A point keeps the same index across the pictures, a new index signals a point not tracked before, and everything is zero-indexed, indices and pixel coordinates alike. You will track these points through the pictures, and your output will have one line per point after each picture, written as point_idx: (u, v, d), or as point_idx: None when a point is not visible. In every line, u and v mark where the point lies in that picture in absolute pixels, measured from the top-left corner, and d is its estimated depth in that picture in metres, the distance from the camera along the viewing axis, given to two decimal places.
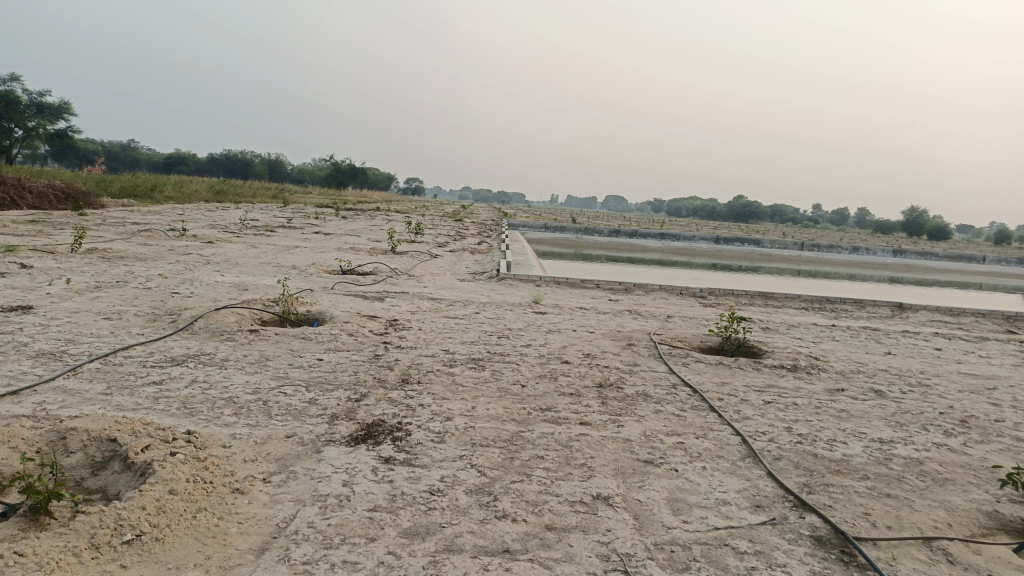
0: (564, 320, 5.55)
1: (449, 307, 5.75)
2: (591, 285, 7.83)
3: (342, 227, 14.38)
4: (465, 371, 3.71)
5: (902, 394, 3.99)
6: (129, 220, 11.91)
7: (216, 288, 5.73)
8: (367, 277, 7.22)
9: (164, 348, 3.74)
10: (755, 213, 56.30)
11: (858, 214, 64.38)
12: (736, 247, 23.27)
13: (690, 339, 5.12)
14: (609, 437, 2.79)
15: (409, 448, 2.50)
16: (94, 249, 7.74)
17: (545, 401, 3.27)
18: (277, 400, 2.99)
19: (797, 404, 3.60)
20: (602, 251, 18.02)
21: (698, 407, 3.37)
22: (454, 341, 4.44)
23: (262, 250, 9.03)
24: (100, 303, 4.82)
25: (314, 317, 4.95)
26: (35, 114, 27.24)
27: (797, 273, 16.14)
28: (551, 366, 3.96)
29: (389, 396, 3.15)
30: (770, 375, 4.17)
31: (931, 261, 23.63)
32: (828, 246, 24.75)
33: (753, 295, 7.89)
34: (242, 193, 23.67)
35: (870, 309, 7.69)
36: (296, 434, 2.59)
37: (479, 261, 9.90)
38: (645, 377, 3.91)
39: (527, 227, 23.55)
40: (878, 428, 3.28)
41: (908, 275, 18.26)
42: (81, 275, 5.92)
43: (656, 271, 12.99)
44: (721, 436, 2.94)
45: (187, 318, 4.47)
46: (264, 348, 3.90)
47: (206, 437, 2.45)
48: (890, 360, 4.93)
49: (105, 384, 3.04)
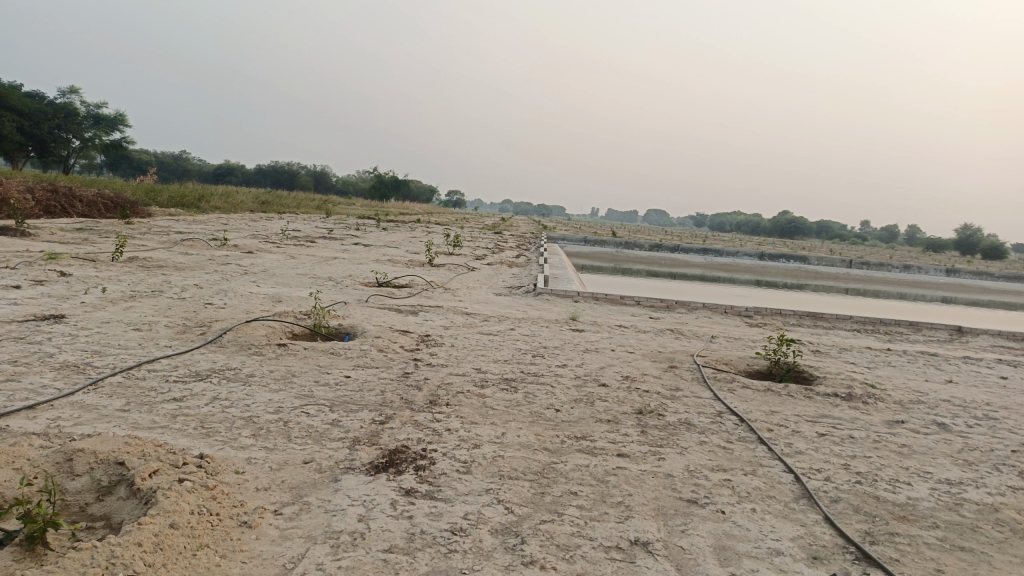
0: (603, 338, 5.34)
1: (484, 322, 5.59)
2: (632, 302, 7.60)
3: (381, 239, 14.36)
4: (497, 393, 3.53)
5: (969, 428, 3.68)
6: (174, 229, 12.07)
7: (250, 299, 5.67)
8: (402, 290, 7.12)
9: (189, 362, 3.65)
10: (801, 229, 55.27)
11: (909, 231, 62.75)
12: (781, 263, 22.77)
13: (735, 362, 4.87)
14: (648, 472, 2.58)
15: (432, 479, 2.34)
16: (135, 258, 7.79)
17: (580, 428, 3.07)
18: (298, 421, 2.85)
19: (853, 437, 3.34)
20: (642, 266, 17.75)
21: (745, 439, 3.13)
22: (487, 359, 4.27)
23: (300, 261, 9.02)
24: (134, 313, 4.79)
25: (345, 331, 4.84)
26: (92, 125, 28.10)
27: (845, 291, 15.65)
28: (588, 390, 3.75)
29: (416, 418, 2.99)
30: (823, 405, 3.90)
31: (988, 281, 22.72)
32: (877, 264, 24.00)
33: (802, 315, 7.57)
34: (287, 204, 23.96)
35: (927, 332, 7.29)
36: (315, 459, 2.44)
37: (517, 275, 9.73)
38: (688, 403, 3.68)
39: (567, 240, 23.34)
40: (945, 467, 3.00)
41: (963, 296, 17.57)
42: (118, 284, 5.92)
43: (699, 287, 12.69)
44: (772, 474, 2.71)
45: (217, 330, 4.39)
46: (291, 364, 3.78)
47: (220, 462, 2.32)
48: (953, 390, 4.60)
49: (125, 399, 2.94)
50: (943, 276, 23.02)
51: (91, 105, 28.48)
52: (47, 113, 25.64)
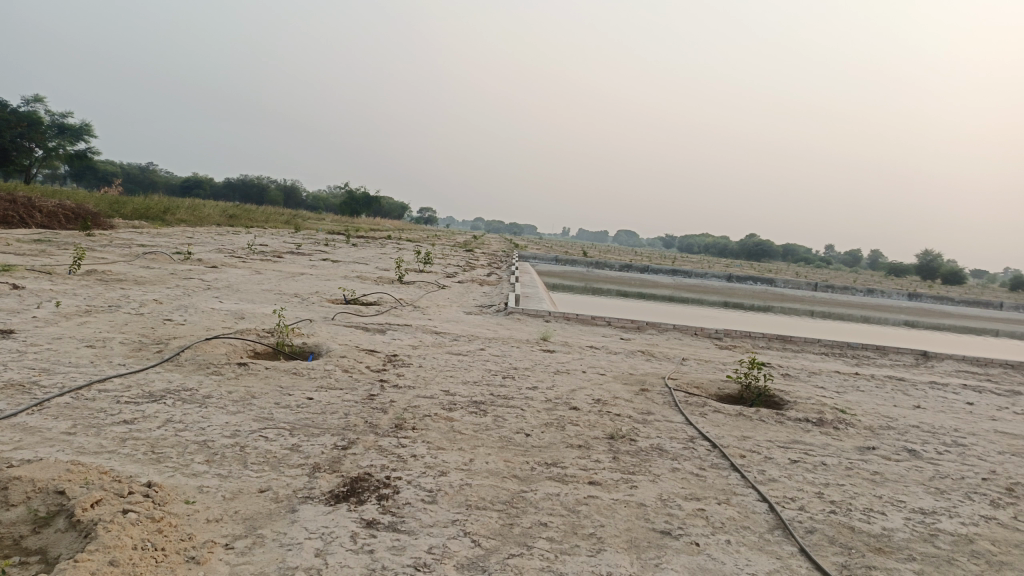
0: (574, 360, 5.27)
1: (453, 342, 5.49)
2: (603, 322, 7.56)
3: (351, 255, 14.20)
4: (466, 417, 3.42)
5: (939, 455, 3.67)
6: (136, 241, 11.77)
7: (212, 315, 5.49)
8: (370, 307, 6.98)
9: (143, 382, 3.49)
10: (768, 252, 56.15)
11: (872, 255, 64.11)
12: (749, 285, 23.02)
13: (707, 386, 4.82)
14: (620, 501, 2.50)
15: (395, 509, 2.23)
16: (93, 271, 7.55)
17: (550, 454, 2.98)
18: (255, 446, 2.72)
19: (826, 464, 3.30)
20: (612, 286, 17.78)
21: (718, 465, 3.07)
22: (456, 381, 4.17)
23: (266, 277, 8.84)
24: (88, 329, 4.60)
25: (309, 350, 4.70)
26: (56, 134, 27.48)
27: (810, 314, 15.85)
28: (558, 413, 3.67)
29: (380, 443, 2.88)
30: (795, 430, 3.86)
31: (948, 305, 23.21)
32: (842, 287, 24.38)
33: (771, 338, 7.59)
34: (255, 218, 23.61)
35: (893, 357, 7.36)
36: (271, 488, 2.32)
37: (488, 294, 9.65)
38: (660, 428, 3.61)
39: (538, 259, 23.33)
40: (918, 496, 2.97)
41: (925, 320, 17.92)
42: (73, 298, 5.70)
43: (668, 308, 12.74)
44: (746, 502, 2.64)
45: (174, 348, 4.23)
46: (251, 384, 3.64)
47: (169, 491, 2.18)
48: (921, 415, 4.60)
49: (70, 422, 2.78)
50: (905, 301, 23.46)
51: (57, 115, 27.91)
52: (10, 121, 25.06)
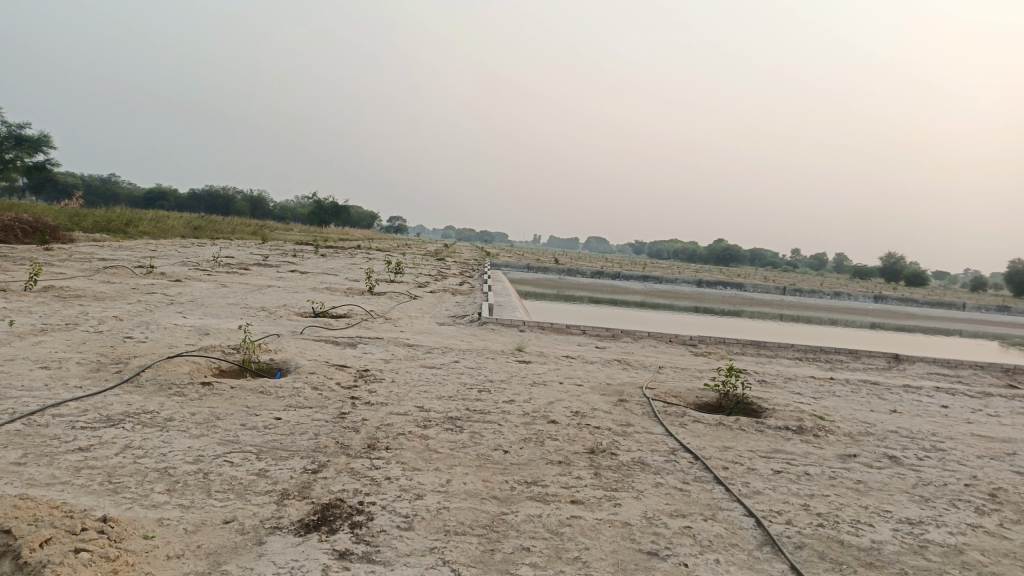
0: (550, 370, 5.18)
1: (426, 355, 5.37)
2: (577, 330, 7.49)
3: (320, 266, 13.99)
4: (441, 434, 3.30)
5: (919, 461, 3.65)
6: (97, 256, 11.44)
7: (175, 332, 5.30)
8: (340, 320, 6.83)
9: (101, 406, 3.31)
10: (736, 256, 56.86)
11: (837, 259, 65.21)
12: (718, 289, 23.22)
13: (684, 394, 4.76)
14: (605, 521, 2.41)
15: (369, 538, 2.11)
16: (51, 287, 7.29)
17: (530, 472, 2.89)
18: (220, 472, 2.58)
19: (808, 474, 3.25)
20: (584, 293, 17.77)
21: (701, 479, 3.00)
22: (429, 396, 4.05)
23: (233, 290, 8.62)
24: (42, 349, 4.39)
25: (276, 367, 4.55)
26: (13, 146, 26.76)
27: (780, 318, 15.96)
28: (537, 428, 3.57)
29: (352, 466, 2.75)
30: (775, 439, 3.81)
31: (912, 307, 23.62)
32: (809, 290, 24.70)
33: (745, 344, 7.59)
34: (221, 230, 23.21)
35: (865, 360, 7.40)
36: (237, 519, 2.18)
37: (461, 303, 9.54)
38: (640, 440, 3.53)
39: (509, 266, 23.26)
40: (903, 505, 2.93)
41: (891, 322, 18.20)
42: (28, 316, 5.47)
43: (640, 314, 12.73)
44: (733, 518, 2.57)
45: (135, 368, 4.05)
46: (216, 405, 3.49)
47: (127, 525, 2.04)
48: (898, 420, 4.59)
49: (20, 451, 2.61)
50: (872, 303, 23.83)
51: (14, 126, 27.18)
52: None
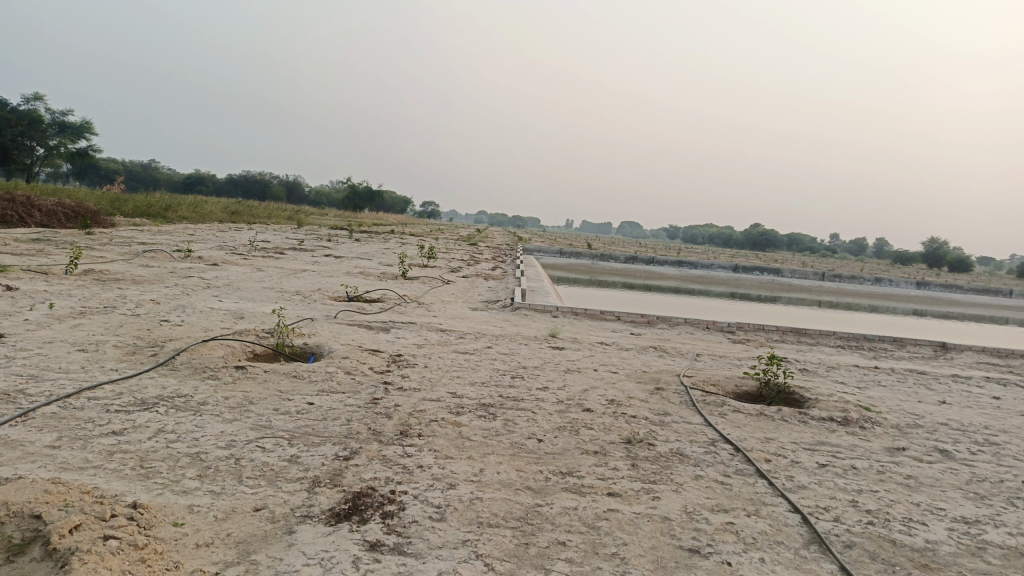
0: (584, 357, 5.08)
1: (459, 340, 5.31)
2: (612, 316, 7.38)
3: (354, 251, 14.07)
4: (474, 422, 3.24)
5: (973, 456, 3.49)
6: (137, 240, 11.61)
7: (210, 315, 5.33)
8: (373, 304, 6.81)
9: (137, 389, 3.32)
10: (772, 241, 55.99)
11: (877, 244, 63.76)
12: (755, 275, 22.83)
13: (723, 383, 4.64)
14: (643, 515, 2.32)
15: (401, 529, 2.06)
16: (90, 270, 7.40)
17: (565, 462, 2.81)
18: (251, 458, 2.55)
19: (856, 468, 3.12)
20: (618, 278, 17.58)
21: (743, 472, 2.89)
22: (463, 382, 3.99)
23: (268, 274, 8.67)
24: (80, 332, 4.43)
25: (310, 352, 4.53)
26: (57, 132, 27.30)
27: (819, 304, 15.62)
28: (572, 416, 3.49)
29: (384, 453, 2.70)
30: (820, 431, 3.68)
31: (957, 294, 22.95)
32: (849, 276, 24.15)
33: (785, 331, 7.40)
34: (256, 214, 23.44)
35: (911, 349, 7.17)
36: (267, 507, 2.15)
37: (494, 288, 9.49)
38: (678, 431, 3.43)
39: (542, 251, 23.15)
40: (957, 502, 2.79)
41: (934, 308, 17.72)
42: (68, 299, 5.54)
43: (675, 300, 12.55)
44: (778, 514, 2.46)
45: (170, 351, 4.06)
46: (249, 389, 3.47)
47: (157, 512, 2.01)
48: (948, 412, 4.41)
49: (55, 434, 2.61)
50: (914, 289, 23.21)
51: (57, 113, 27.69)
52: (10, 120, 24.88)
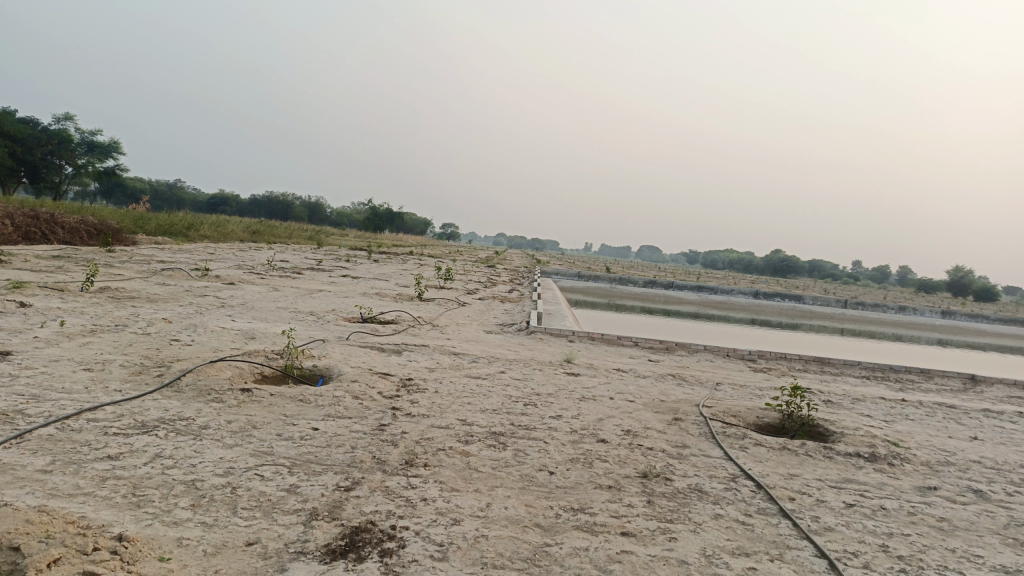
0: (599, 384, 4.94)
1: (472, 364, 5.20)
2: (629, 342, 7.23)
3: (372, 271, 14.03)
4: (483, 452, 3.12)
5: (1010, 497, 3.30)
6: (156, 258, 11.66)
7: (221, 335, 5.26)
8: (387, 326, 6.72)
9: (138, 411, 3.24)
10: (793, 267, 55.48)
11: (901, 271, 62.93)
12: (776, 301, 22.53)
13: (744, 414, 4.47)
14: (659, 559, 2.18)
15: (399, 569, 1.94)
16: (106, 288, 7.39)
17: (577, 498, 2.67)
18: (249, 488, 2.44)
19: (885, 509, 2.95)
20: (636, 302, 17.41)
21: (765, 511, 2.74)
22: (473, 409, 3.87)
23: (283, 294, 8.63)
24: (88, 350, 4.38)
25: (319, 374, 4.44)
26: (86, 151, 27.74)
27: (842, 332, 15.31)
28: (585, 447, 3.36)
29: (387, 484, 2.59)
30: (846, 467, 3.51)
31: (983, 324, 22.49)
32: (872, 304, 23.74)
33: (808, 360, 7.21)
34: (276, 233, 23.56)
35: (939, 381, 6.94)
36: (260, 541, 2.03)
37: (510, 311, 9.39)
38: (697, 465, 3.28)
39: (560, 274, 23.03)
40: (995, 549, 2.61)
41: (960, 338, 17.33)
42: (80, 316, 5.50)
43: (695, 326, 12.33)
44: (803, 559, 2.31)
45: (176, 372, 3.99)
46: (253, 413, 3.37)
47: (143, 545, 1.91)
48: (981, 449, 4.22)
49: (49, 458, 2.53)
50: (939, 319, 22.79)
51: (86, 132, 28.14)
52: (40, 138, 25.31)
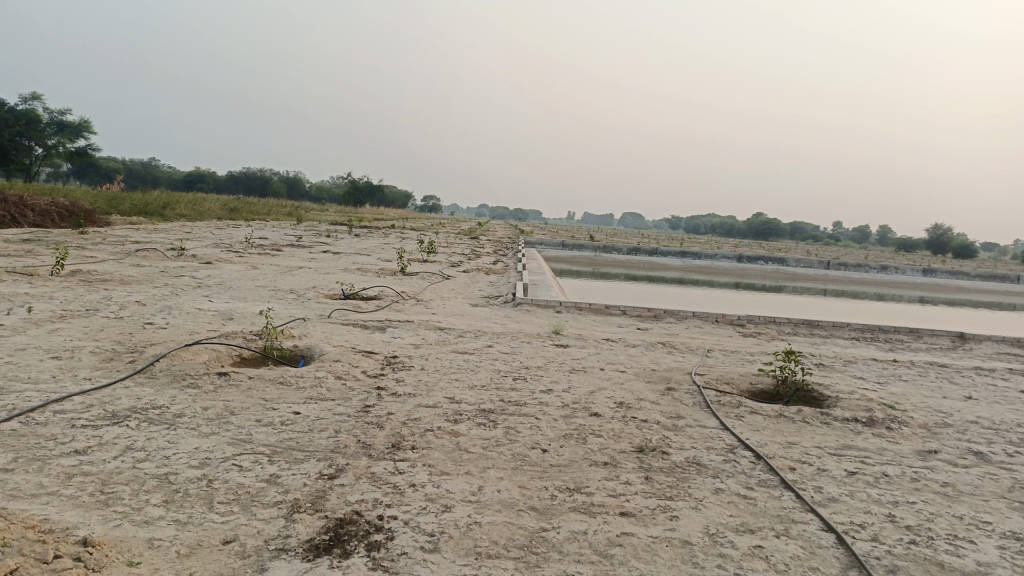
0: (589, 355, 4.83)
1: (458, 339, 5.06)
2: (617, 310, 7.13)
3: (354, 246, 13.80)
4: (473, 431, 3.00)
5: (1010, 458, 3.24)
6: (131, 239, 11.34)
7: (197, 317, 5.08)
8: (370, 303, 6.57)
9: (108, 400, 3.08)
10: (775, 230, 55.69)
11: (880, 231, 63.45)
12: (760, 265, 22.55)
13: (737, 381, 4.39)
14: (661, 540, 2.07)
15: (388, 564, 1.82)
16: (78, 271, 7.14)
17: (573, 476, 2.56)
18: (226, 480, 2.30)
19: (888, 476, 2.87)
20: (621, 270, 17.30)
21: (766, 483, 2.65)
22: (461, 386, 3.74)
23: (262, 272, 8.41)
24: (57, 337, 4.19)
25: (300, 355, 4.29)
26: (55, 132, 26.98)
27: (827, 293, 15.32)
28: (578, 422, 3.25)
29: (372, 470, 2.46)
30: (845, 433, 3.43)
31: (963, 280, 22.67)
32: (855, 264, 23.82)
33: (797, 323, 7.14)
34: (255, 210, 23.18)
35: (928, 340, 6.91)
36: (237, 539, 1.90)
37: (495, 283, 9.25)
38: (693, 436, 3.18)
39: (544, 244, 22.85)
40: (1003, 514, 2.54)
41: (942, 296, 17.42)
42: (49, 302, 5.28)
43: (680, 292, 12.23)
44: (809, 534, 2.21)
45: (150, 357, 3.82)
46: (231, 398, 3.23)
47: (110, 549, 1.77)
48: (977, 409, 4.16)
49: (10, 455, 2.37)
50: (921, 277, 22.92)
51: (55, 111, 27.40)
52: (7, 119, 24.55)
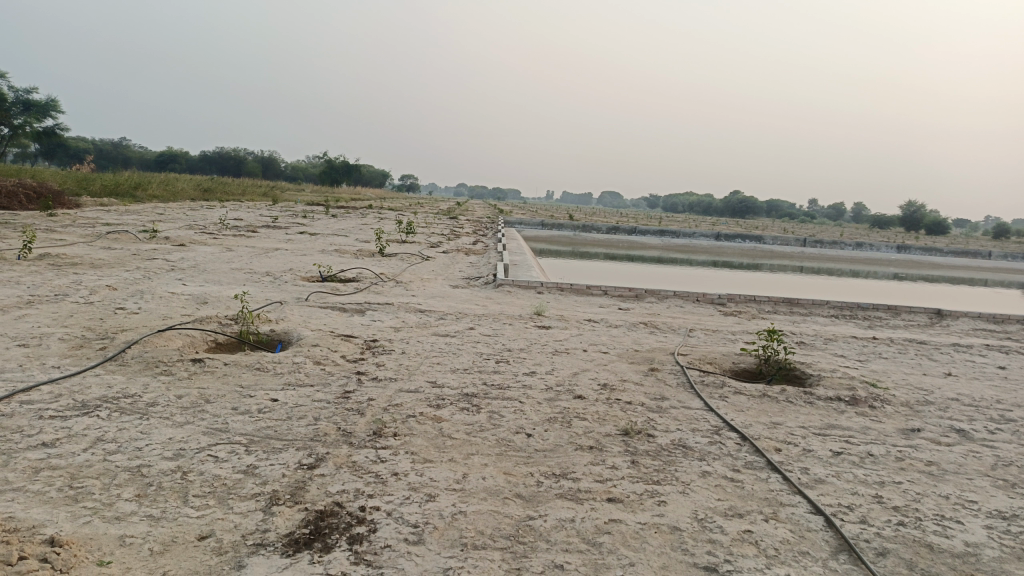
0: (571, 337, 4.79)
1: (438, 321, 5.00)
2: (598, 290, 7.10)
3: (331, 227, 13.62)
4: (456, 416, 2.94)
5: (992, 435, 3.25)
6: (101, 221, 11.06)
7: (170, 301, 4.95)
8: (348, 285, 6.46)
9: (78, 389, 2.97)
10: (752, 208, 56.03)
11: (855, 208, 64.08)
12: (737, 242, 22.64)
13: (720, 361, 4.38)
14: (650, 527, 2.04)
15: (371, 557, 1.76)
16: (46, 255, 6.94)
17: (558, 462, 2.52)
18: (201, 472, 2.22)
19: (873, 455, 2.86)
20: (601, 249, 17.27)
21: (753, 465, 2.63)
22: (443, 370, 3.68)
23: (237, 254, 8.24)
24: (24, 324, 4.06)
25: (277, 340, 4.19)
26: (21, 111, 26.25)
27: (803, 270, 15.41)
28: (562, 405, 3.20)
29: (353, 459, 2.39)
30: (829, 412, 3.43)
31: (937, 257, 22.95)
32: (831, 241, 24.00)
33: (777, 301, 7.16)
34: (230, 191, 22.81)
35: (905, 317, 6.96)
36: (214, 534, 1.83)
37: (475, 263, 9.18)
38: (678, 418, 3.15)
39: (523, 223, 22.75)
40: (988, 493, 2.54)
41: (917, 272, 17.62)
42: (15, 287, 5.12)
43: (660, 271, 12.22)
44: (798, 517, 2.19)
45: (121, 344, 3.71)
46: (206, 386, 3.14)
47: (78, 549, 1.69)
48: (957, 386, 4.19)
49: None
50: (894, 254, 23.16)
51: (21, 90, 26.65)
52: None
